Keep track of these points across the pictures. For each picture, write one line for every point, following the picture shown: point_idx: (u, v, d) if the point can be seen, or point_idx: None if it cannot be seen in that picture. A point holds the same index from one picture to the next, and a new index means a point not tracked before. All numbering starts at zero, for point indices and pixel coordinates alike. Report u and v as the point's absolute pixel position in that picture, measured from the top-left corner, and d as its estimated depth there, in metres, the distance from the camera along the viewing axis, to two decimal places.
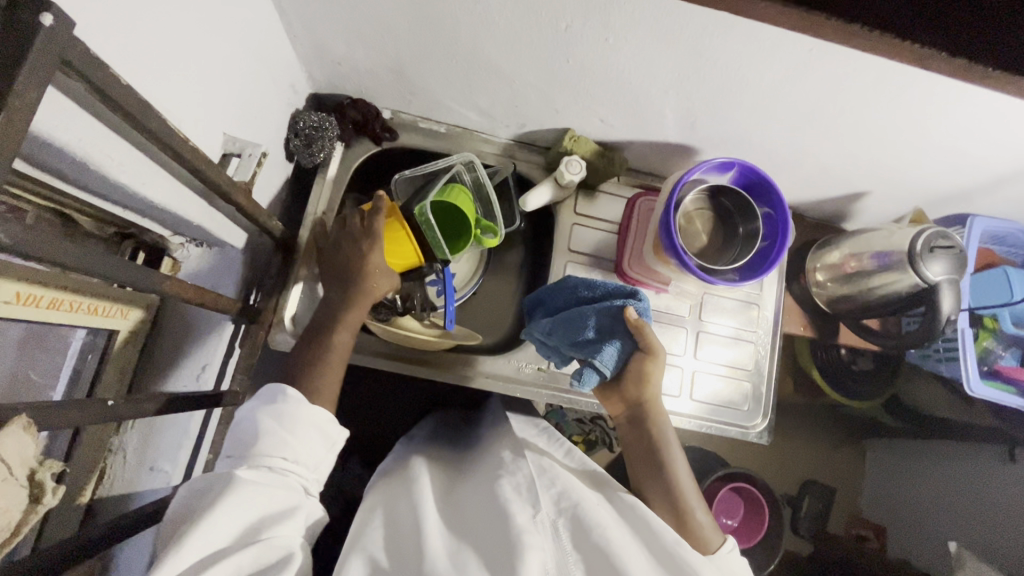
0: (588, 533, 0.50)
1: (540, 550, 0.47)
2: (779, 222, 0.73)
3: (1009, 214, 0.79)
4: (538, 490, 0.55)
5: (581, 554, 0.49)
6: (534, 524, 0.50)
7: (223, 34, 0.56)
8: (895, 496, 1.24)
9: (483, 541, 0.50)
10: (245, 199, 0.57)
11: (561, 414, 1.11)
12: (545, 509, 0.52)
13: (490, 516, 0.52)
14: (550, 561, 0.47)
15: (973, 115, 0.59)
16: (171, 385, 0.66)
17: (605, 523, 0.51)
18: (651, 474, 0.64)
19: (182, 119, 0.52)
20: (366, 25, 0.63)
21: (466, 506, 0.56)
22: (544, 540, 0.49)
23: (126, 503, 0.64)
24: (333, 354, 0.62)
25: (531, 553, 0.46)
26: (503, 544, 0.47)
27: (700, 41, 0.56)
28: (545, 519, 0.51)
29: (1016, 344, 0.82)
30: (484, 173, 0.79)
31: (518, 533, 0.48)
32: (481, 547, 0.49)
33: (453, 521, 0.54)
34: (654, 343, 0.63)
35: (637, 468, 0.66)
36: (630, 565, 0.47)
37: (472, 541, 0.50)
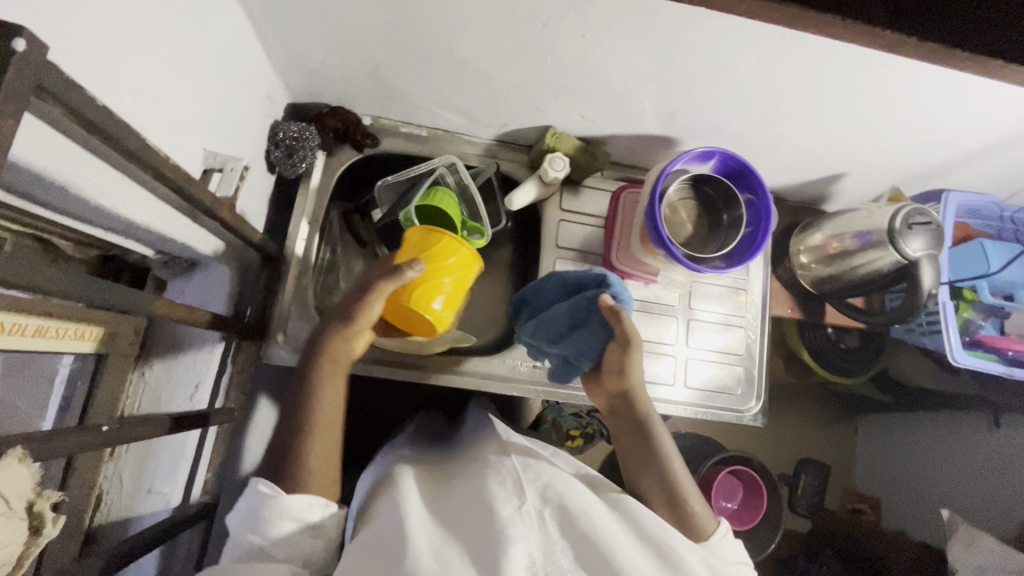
0: (575, 520, 0.50)
1: (526, 541, 0.47)
2: (762, 207, 0.74)
3: (983, 188, 0.81)
4: (524, 480, 0.55)
5: (568, 542, 0.49)
6: (519, 515, 0.50)
7: (196, 49, 0.55)
8: (883, 466, 1.30)
9: (469, 534, 0.49)
10: (229, 214, 0.57)
11: (558, 409, 1.12)
12: (531, 500, 0.52)
13: (476, 509, 0.52)
14: (538, 550, 0.48)
15: (946, 93, 0.61)
16: (165, 405, 0.65)
17: (591, 511, 0.51)
18: (643, 462, 0.63)
19: (161, 137, 0.51)
20: (342, 31, 0.63)
21: (452, 500, 0.56)
22: (530, 531, 0.49)
23: (125, 528, 0.63)
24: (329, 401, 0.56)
25: (517, 546, 0.46)
26: (488, 536, 0.47)
27: (678, 33, 0.57)
28: (530, 509, 0.51)
29: (994, 314, 0.86)
30: (467, 174, 0.80)
31: (504, 526, 0.48)
32: (468, 539, 0.49)
33: (438, 514, 0.53)
34: (631, 332, 0.64)
35: (627, 455, 0.65)
36: (618, 552, 0.48)
37: (459, 535, 0.50)
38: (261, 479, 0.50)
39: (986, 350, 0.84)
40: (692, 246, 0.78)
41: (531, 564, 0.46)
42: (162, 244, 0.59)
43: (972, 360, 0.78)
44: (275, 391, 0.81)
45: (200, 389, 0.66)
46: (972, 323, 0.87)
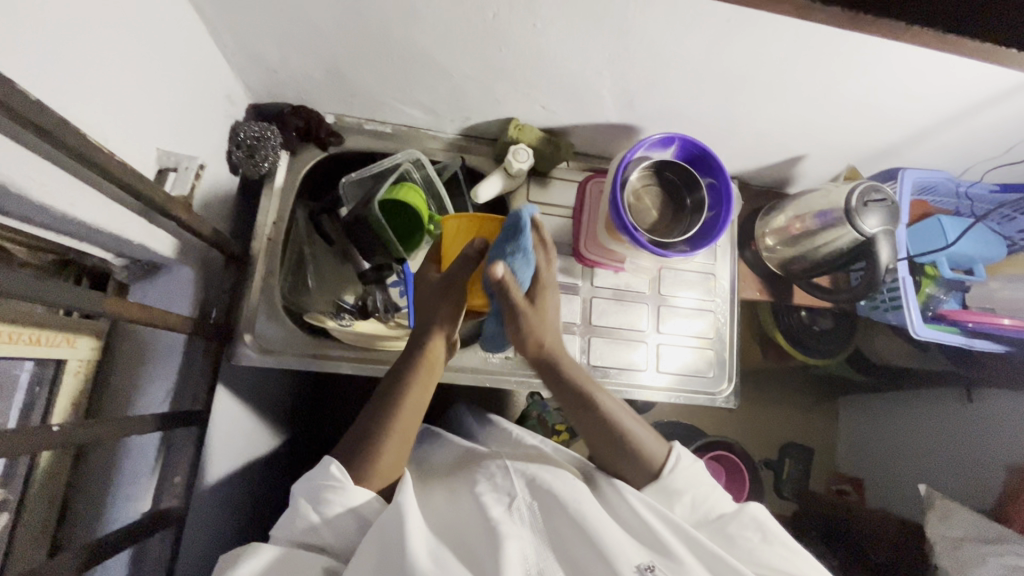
0: (563, 509, 0.57)
1: (518, 539, 0.53)
2: (722, 190, 0.76)
3: (937, 165, 0.83)
4: (511, 477, 0.60)
5: (556, 533, 0.56)
6: (510, 514, 0.56)
7: (147, 49, 0.55)
8: (866, 447, 1.31)
9: (467, 531, 0.55)
10: (185, 213, 0.56)
11: (542, 404, 1.12)
12: (520, 497, 0.58)
13: (470, 509, 0.57)
14: (529, 547, 0.54)
15: (890, 70, 0.62)
16: (133, 408, 0.65)
17: (578, 500, 0.57)
18: (584, 423, 0.67)
19: (109, 136, 0.51)
20: (295, 28, 0.63)
21: (448, 497, 0.61)
22: (521, 528, 0.55)
23: (96, 529, 0.63)
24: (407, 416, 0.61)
25: (511, 542, 0.52)
26: (484, 535, 0.53)
27: (625, 18, 0.57)
28: (519, 506, 0.57)
29: (954, 289, 0.89)
30: (432, 169, 0.80)
31: (497, 525, 0.54)
32: (464, 536, 0.55)
33: (437, 512, 0.59)
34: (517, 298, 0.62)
35: (574, 417, 0.68)
36: (604, 534, 0.54)
37: (457, 531, 0.56)
38: (333, 461, 0.56)
39: (948, 323, 0.86)
40: (657, 231, 0.79)
41: (526, 559, 0.52)
42: (119, 247, 0.59)
43: (932, 333, 0.80)
44: (247, 393, 0.81)
45: (165, 392, 0.66)
46: (934, 298, 0.89)
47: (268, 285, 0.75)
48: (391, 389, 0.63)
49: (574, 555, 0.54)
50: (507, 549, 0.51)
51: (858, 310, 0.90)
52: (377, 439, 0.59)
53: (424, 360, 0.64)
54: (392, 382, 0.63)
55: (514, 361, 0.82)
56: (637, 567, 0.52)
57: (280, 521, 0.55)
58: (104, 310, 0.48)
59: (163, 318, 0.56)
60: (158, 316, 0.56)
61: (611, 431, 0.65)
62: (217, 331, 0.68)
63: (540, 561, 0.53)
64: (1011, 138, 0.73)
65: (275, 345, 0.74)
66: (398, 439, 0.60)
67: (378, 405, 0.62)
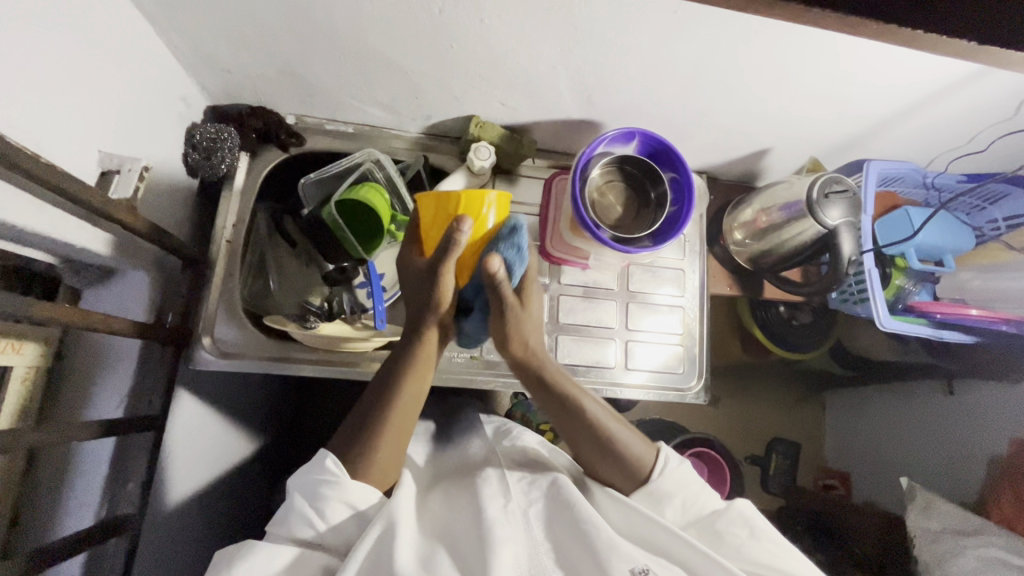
0: (556, 511, 0.57)
1: (513, 543, 0.54)
2: (683, 184, 0.75)
3: (903, 155, 0.82)
4: (508, 481, 0.62)
5: (552, 542, 0.56)
6: (506, 515, 0.57)
7: (87, 50, 0.54)
8: (852, 441, 1.28)
9: (463, 533, 0.56)
10: (128, 215, 0.56)
11: (527, 405, 1.11)
12: (516, 500, 0.59)
13: (468, 512, 0.58)
14: (523, 552, 0.54)
15: (843, 61, 0.62)
16: (86, 412, 0.64)
17: (576, 500, 0.58)
18: (572, 428, 0.64)
19: (42, 140, 0.50)
20: (242, 27, 0.62)
21: (445, 502, 0.62)
22: (516, 531, 0.56)
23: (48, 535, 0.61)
24: (397, 415, 0.59)
25: (504, 545, 0.52)
26: (478, 538, 0.54)
27: (571, 11, 0.57)
28: (515, 509, 0.58)
29: (921, 280, 0.88)
30: (394, 169, 0.79)
31: (492, 527, 0.54)
32: (460, 538, 0.55)
33: (435, 516, 0.60)
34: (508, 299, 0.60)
35: (560, 422, 0.65)
36: (599, 532, 0.54)
37: (454, 533, 0.56)
38: (329, 455, 0.57)
39: (917, 314, 0.86)
40: (622, 227, 0.78)
41: (519, 562, 0.53)
42: (64, 251, 0.58)
43: (899, 324, 0.80)
44: (213, 398, 0.80)
45: (120, 398, 0.65)
46: (905, 290, 0.88)
47: (228, 287, 0.75)
48: (385, 390, 0.61)
49: (568, 557, 0.54)
50: (502, 552, 0.51)
51: (829, 302, 0.90)
52: (372, 439, 0.58)
53: (422, 355, 0.62)
54: (386, 379, 0.61)
55: (479, 361, 0.81)
56: (631, 571, 0.52)
57: (276, 517, 0.56)
58: (37, 316, 0.47)
59: (108, 322, 0.56)
60: (102, 320, 0.55)
61: (598, 436, 0.63)
62: (174, 336, 0.68)
63: (533, 564, 0.53)
64: (972, 126, 0.73)
65: (240, 350, 0.74)
66: (386, 438, 0.58)
67: (372, 404, 0.60)
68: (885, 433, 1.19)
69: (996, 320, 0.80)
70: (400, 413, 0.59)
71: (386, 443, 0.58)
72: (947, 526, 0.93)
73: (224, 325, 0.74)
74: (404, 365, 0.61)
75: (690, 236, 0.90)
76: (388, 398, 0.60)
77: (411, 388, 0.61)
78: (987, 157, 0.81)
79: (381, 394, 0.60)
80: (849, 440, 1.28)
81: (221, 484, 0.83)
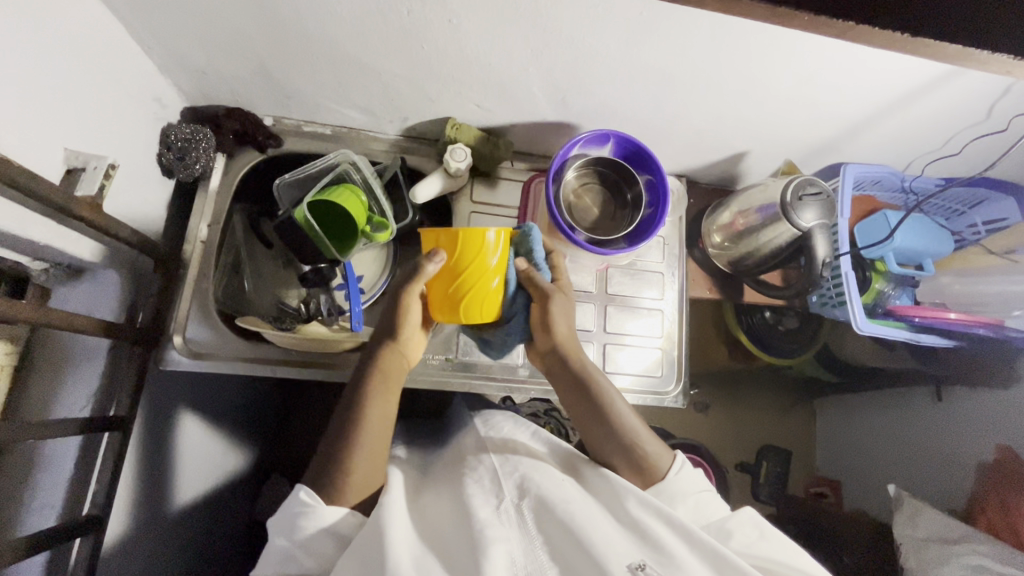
0: (552, 510, 0.54)
1: (504, 542, 0.51)
2: (658, 186, 0.75)
3: (881, 158, 0.82)
4: (500, 479, 0.59)
5: (545, 537, 0.53)
6: (498, 515, 0.54)
7: (56, 49, 0.55)
8: (844, 447, 1.24)
9: (452, 534, 0.53)
10: (93, 213, 0.56)
11: None
12: (508, 497, 0.56)
13: (456, 513, 0.55)
14: (516, 550, 0.51)
15: (811, 62, 0.62)
16: (52, 412, 0.63)
17: (568, 499, 0.55)
18: (587, 415, 0.66)
19: (3, 137, 0.50)
20: (214, 27, 0.63)
21: (434, 508, 0.58)
22: (509, 531, 0.53)
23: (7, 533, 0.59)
24: (369, 433, 0.58)
25: (495, 545, 0.49)
26: (468, 536, 0.51)
27: (539, 13, 0.57)
28: (508, 507, 0.55)
29: (902, 284, 0.88)
30: (370, 171, 0.79)
31: (483, 528, 0.51)
32: (450, 542, 0.52)
33: (427, 521, 0.56)
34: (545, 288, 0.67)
35: (577, 412, 0.67)
36: (594, 533, 0.51)
37: (442, 539, 0.53)
38: (304, 485, 0.54)
39: (896, 318, 0.85)
40: (598, 229, 0.78)
41: (511, 563, 0.49)
42: (29, 249, 0.58)
43: (877, 328, 0.80)
44: (186, 399, 0.79)
45: (87, 398, 0.64)
46: (885, 294, 0.88)
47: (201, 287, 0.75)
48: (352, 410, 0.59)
49: (563, 553, 0.51)
50: (492, 552, 0.48)
51: (810, 305, 0.91)
52: (347, 456, 0.56)
53: (379, 375, 0.62)
54: (350, 403, 0.60)
55: (455, 364, 0.81)
56: (629, 567, 0.49)
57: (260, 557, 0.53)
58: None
59: (70, 321, 0.55)
60: (64, 318, 0.55)
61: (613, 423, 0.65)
62: (142, 335, 0.67)
63: (528, 564, 0.50)
64: (945, 129, 0.73)
65: (211, 351, 0.74)
66: (363, 457, 0.56)
67: (343, 423, 0.59)
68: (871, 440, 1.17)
69: (973, 324, 0.79)
70: (370, 428, 0.58)
71: (362, 458, 0.56)
72: (933, 533, 0.91)
73: (197, 327, 0.74)
74: (364, 387, 0.61)
75: (669, 239, 0.90)
76: (353, 421, 0.58)
77: (376, 408, 0.59)
78: (963, 161, 0.81)
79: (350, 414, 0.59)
80: (837, 447, 1.25)
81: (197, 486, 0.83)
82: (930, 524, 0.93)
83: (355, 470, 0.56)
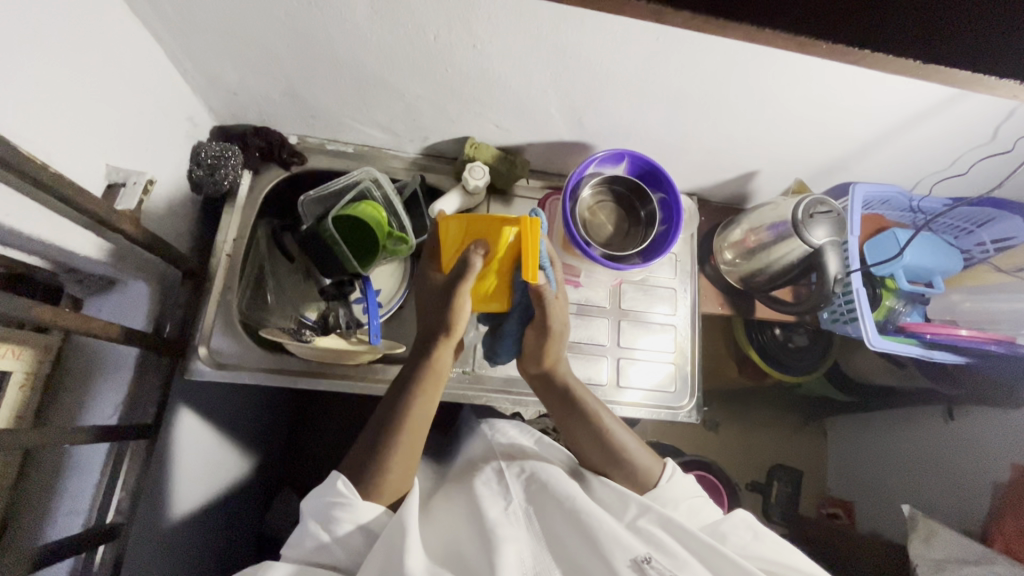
0: (559, 508, 0.55)
1: (514, 541, 0.52)
2: (671, 204, 0.77)
3: (889, 178, 0.84)
4: (506, 481, 0.60)
5: (551, 536, 0.54)
6: (506, 516, 0.55)
7: (98, 70, 0.57)
8: (857, 467, 1.22)
9: (462, 536, 0.54)
10: (131, 225, 0.58)
11: None
12: (516, 500, 0.58)
13: (466, 516, 0.56)
14: (526, 551, 0.52)
15: (819, 86, 0.64)
16: (82, 418, 0.65)
17: (573, 495, 0.56)
18: (582, 437, 0.66)
19: (51, 154, 0.53)
20: (250, 51, 0.66)
21: (443, 511, 0.59)
22: (518, 531, 0.54)
23: (38, 536, 0.61)
24: (404, 442, 0.58)
25: (504, 544, 0.50)
26: (479, 536, 0.52)
27: (558, 39, 0.60)
28: (516, 509, 0.56)
29: (913, 302, 0.89)
30: (392, 188, 0.81)
31: (492, 528, 0.52)
32: (462, 544, 0.53)
33: (438, 528, 0.57)
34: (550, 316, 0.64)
35: (573, 435, 0.67)
36: (601, 531, 0.52)
37: (452, 542, 0.54)
38: (341, 477, 0.55)
39: (907, 335, 0.86)
40: (613, 245, 0.80)
41: (521, 562, 0.50)
42: (66, 260, 0.60)
43: (888, 344, 0.81)
44: (205, 410, 0.80)
45: (113, 407, 0.66)
46: (895, 312, 0.89)
47: (226, 299, 0.77)
48: (394, 412, 0.60)
49: (572, 555, 0.52)
50: (503, 550, 0.49)
51: (821, 321, 0.92)
52: (382, 459, 0.57)
53: (427, 371, 0.62)
54: (396, 394, 0.61)
55: (471, 376, 0.82)
56: (634, 562, 0.50)
57: (287, 544, 0.53)
58: (38, 319, 0.49)
59: (106, 328, 0.57)
60: (100, 326, 0.57)
61: (606, 442, 0.65)
62: (169, 345, 0.69)
63: (536, 564, 0.51)
64: (951, 149, 0.75)
65: (233, 359, 0.75)
66: (395, 465, 0.57)
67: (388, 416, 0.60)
68: (884, 459, 1.17)
69: (986, 341, 0.80)
70: (406, 436, 0.58)
71: (396, 460, 0.57)
72: (951, 554, 0.90)
73: (221, 337, 0.76)
74: (412, 383, 0.61)
75: (681, 256, 0.92)
76: (394, 420, 0.59)
77: (419, 411, 0.60)
78: (969, 181, 0.83)
79: (389, 419, 0.59)
80: (850, 466, 1.24)
81: (212, 499, 0.83)
82: (947, 545, 0.92)
83: (386, 475, 0.56)
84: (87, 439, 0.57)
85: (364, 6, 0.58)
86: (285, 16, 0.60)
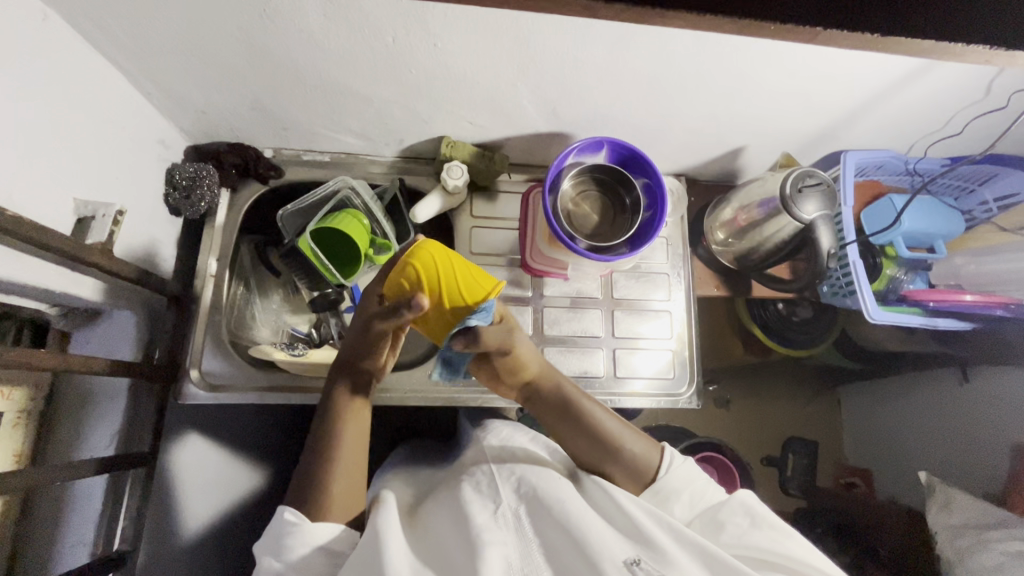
0: (548, 512, 0.54)
1: (501, 545, 0.50)
2: (656, 189, 0.75)
3: (881, 143, 0.81)
4: (496, 483, 0.58)
5: (541, 541, 0.53)
6: (494, 520, 0.53)
7: (58, 107, 0.57)
8: (873, 434, 1.18)
9: (449, 540, 0.52)
10: (103, 258, 0.57)
11: None
12: (505, 502, 0.56)
13: (454, 518, 0.55)
14: (513, 553, 0.51)
15: (795, 58, 0.61)
16: (79, 451, 0.67)
17: (563, 500, 0.55)
18: (576, 434, 0.65)
19: (14, 195, 0.52)
20: (212, 70, 0.65)
21: (430, 519, 0.57)
22: (507, 535, 0.52)
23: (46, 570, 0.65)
24: (343, 453, 0.58)
25: (492, 549, 0.49)
26: (465, 540, 0.51)
27: (521, 31, 0.58)
28: (506, 512, 0.55)
29: (914, 269, 0.87)
30: (371, 197, 0.80)
31: (479, 533, 0.51)
32: (447, 548, 0.52)
33: (423, 535, 0.55)
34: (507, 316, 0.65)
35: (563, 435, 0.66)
36: (591, 534, 0.51)
37: (439, 548, 0.52)
38: (288, 507, 0.53)
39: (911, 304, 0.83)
40: (599, 235, 0.78)
41: (508, 567, 0.49)
42: (46, 297, 0.60)
43: (889, 315, 0.78)
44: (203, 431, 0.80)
45: (110, 437, 0.69)
46: (897, 280, 0.87)
47: (212, 319, 0.77)
48: (327, 428, 0.60)
49: (560, 552, 0.51)
50: (489, 554, 0.48)
51: (821, 295, 0.89)
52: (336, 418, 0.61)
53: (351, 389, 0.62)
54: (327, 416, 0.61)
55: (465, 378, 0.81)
56: (624, 564, 0.49)
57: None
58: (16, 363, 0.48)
59: (88, 363, 0.57)
60: (82, 362, 0.56)
61: (600, 438, 0.64)
62: (159, 371, 0.70)
63: (524, 566, 0.50)
64: (944, 109, 0.72)
65: (223, 379, 0.75)
66: (344, 474, 0.57)
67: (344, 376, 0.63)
68: (898, 424, 1.13)
69: (990, 305, 0.77)
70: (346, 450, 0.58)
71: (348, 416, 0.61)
72: (970, 520, 0.88)
73: (212, 362, 0.75)
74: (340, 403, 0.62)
75: (672, 238, 0.90)
76: (331, 429, 0.60)
77: (351, 425, 0.61)
78: (967, 139, 0.80)
79: (323, 431, 0.60)
80: (870, 435, 1.18)
81: None
82: (965, 511, 0.90)
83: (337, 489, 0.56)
84: (77, 474, 0.57)
85: (316, 11, 0.56)
86: (239, 30, 0.58)
